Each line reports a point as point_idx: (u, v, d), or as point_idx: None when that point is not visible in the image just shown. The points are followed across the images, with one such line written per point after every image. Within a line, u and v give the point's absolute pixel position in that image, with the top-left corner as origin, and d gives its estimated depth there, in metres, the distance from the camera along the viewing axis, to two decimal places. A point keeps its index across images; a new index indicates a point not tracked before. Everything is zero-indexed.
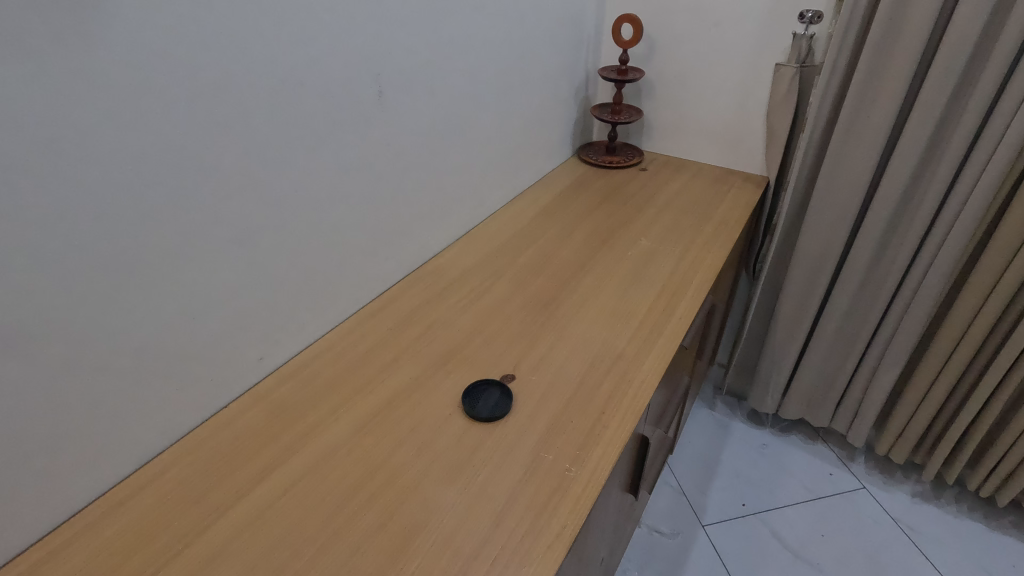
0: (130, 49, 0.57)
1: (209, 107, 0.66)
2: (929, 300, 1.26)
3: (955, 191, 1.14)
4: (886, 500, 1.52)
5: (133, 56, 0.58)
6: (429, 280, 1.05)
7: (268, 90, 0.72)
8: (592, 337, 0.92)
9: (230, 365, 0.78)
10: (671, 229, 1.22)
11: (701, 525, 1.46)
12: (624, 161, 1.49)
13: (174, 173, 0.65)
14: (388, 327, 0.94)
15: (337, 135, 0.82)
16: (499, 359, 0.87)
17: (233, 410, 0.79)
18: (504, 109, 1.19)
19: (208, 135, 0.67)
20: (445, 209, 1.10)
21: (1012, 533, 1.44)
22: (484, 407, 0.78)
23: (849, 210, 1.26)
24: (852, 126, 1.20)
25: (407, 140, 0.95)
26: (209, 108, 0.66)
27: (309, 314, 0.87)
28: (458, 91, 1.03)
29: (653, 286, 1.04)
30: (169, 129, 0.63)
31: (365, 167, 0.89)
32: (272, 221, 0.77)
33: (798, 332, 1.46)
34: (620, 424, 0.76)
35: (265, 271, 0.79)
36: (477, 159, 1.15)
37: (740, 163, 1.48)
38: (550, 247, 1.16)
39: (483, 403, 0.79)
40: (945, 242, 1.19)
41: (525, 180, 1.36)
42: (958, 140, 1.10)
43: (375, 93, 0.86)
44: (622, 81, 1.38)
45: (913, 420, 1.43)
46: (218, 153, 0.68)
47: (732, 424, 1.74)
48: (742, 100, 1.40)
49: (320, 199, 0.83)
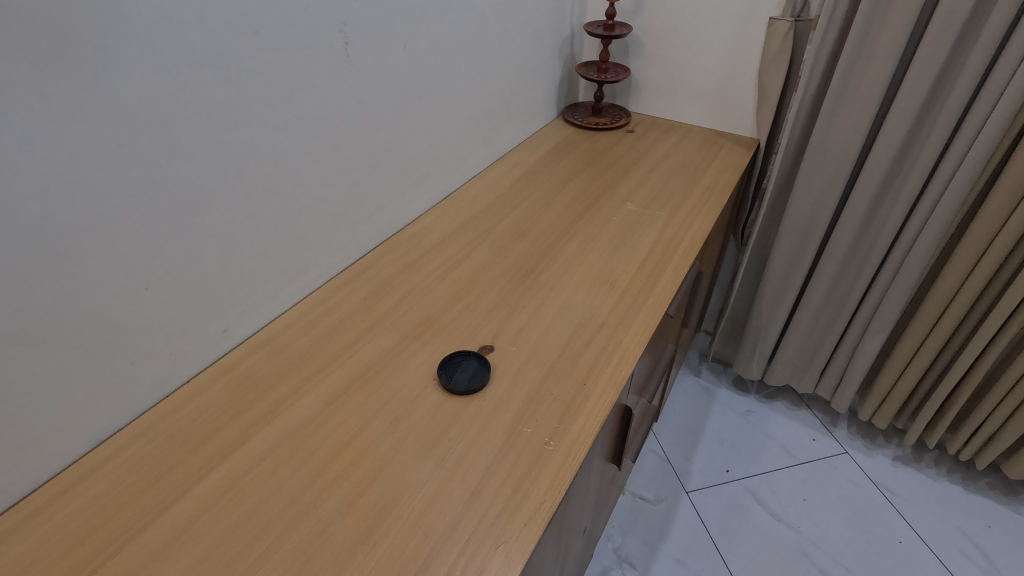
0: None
1: (161, 61, 0.60)
2: (918, 265, 1.24)
3: (951, 152, 1.10)
4: (866, 464, 1.54)
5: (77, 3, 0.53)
6: (405, 248, 1.00)
7: (224, 42, 0.65)
8: (574, 305, 0.88)
9: (192, 337, 0.74)
10: (658, 193, 1.18)
11: (685, 491, 1.47)
12: (611, 123, 1.43)
13: (123, 133, 0.59)
14: (361, 296, 0.89)
15: (299, 90, 0.76)
16: (477, 329, 0.84)
17: (198, 383, 0.75)
18: (483, 66, 1.12)
19: (157, 92, 0.61)
20: (422, 172, 1.05)
21: (990, 494, 1.46)
22: (461, 379, 0.75)
23: (841, 173, 1.23)
24: (847, 85, 1.15)
25: (377, 98, 0.89)
26: (160, 63, 0.60)
27: (277, 282, 0.83)
28: (433, 45, 0.97)
29: (638, 252, 1.01)
30: (115, 86, 0.57)
31: (333, 125, 0.83)
32: (230, 182, 0.71)
33: (785, 297, 1.44)
34: (601, 395, 0.74)
35: (227, 238, 0.73)
36: (455, 119, 1.10)
37: (730, 125, 1.43)
38: (532, 212, 1.11)
39: (460, 374, 0.76)
40: (938, 206, 1.16)
41: (508, 142, 1.31)
42: (955, 99, 1.06)
43: (341, 44, 0.80)
44: (609, 37, 1.31)
45: (898, 385, 1.43)
46: (171, 112, 0.63)
47: (717, 390, 1.73)
48: (733, 57, 1.34)
49: (285, 159, 0.78)
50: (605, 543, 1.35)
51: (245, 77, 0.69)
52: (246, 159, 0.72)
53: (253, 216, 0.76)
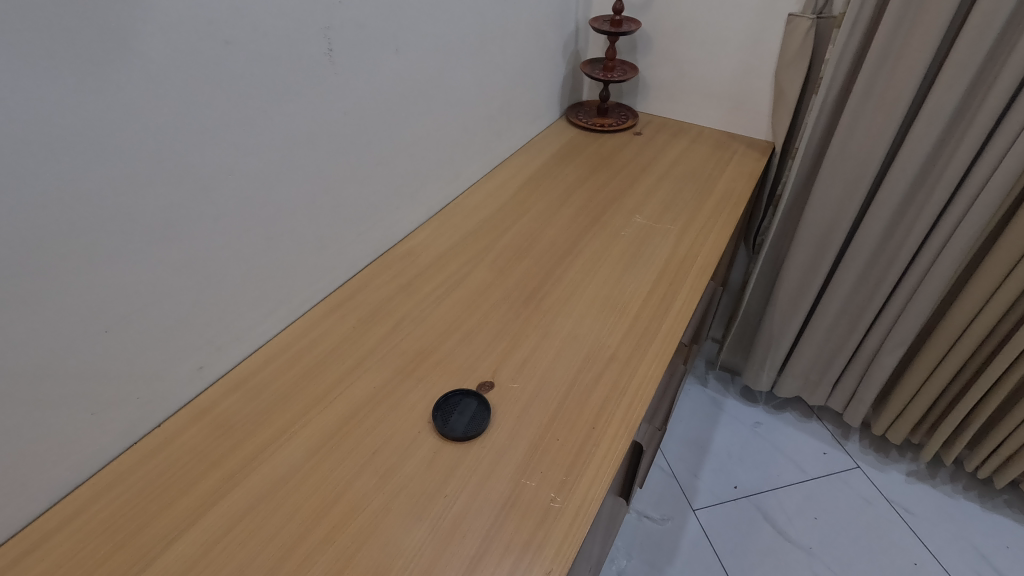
0: (19, 13, 0.46)
1: (121, 83, 0.54)
2: (941, 279, 1.17)
3: (983, 162, 1.03)
4: (879, 479, 1.48)
5: (19, 21, 0.46)
6: (399, 267, 0.93)
7: (192, 55, 0.58)
8: (581, 334, 0.82)
9: (162, 379, 0.67)
10: (669, 204, 1.11)
11: (692, 510, 1.41)
12: (617, 124, 1.36)
13: (78, 165, 0.53)
14: (351, 323, 0.83)
15: (279, 102, 0.69)
16: (476, 362, 0.77)
17: (171, 427, 0.69)
18: (482, 68, 1.04)
19: (118, 117, 0.54)
20: (416, 184, 0.97)
21: (1007, 512, 1.41)
22: (459, 422, 0.69)
23: (862, 181, 1.16)
24: (873, 88, 1.07)
25: (368, 109, 0.82)
26: (119, 84, 0.53)
27: (258, 312, 0.76)
28: (428, 48, 0.89)
29: (649, 271, 0.94)
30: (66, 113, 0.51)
31: (318, 139, 0.75)
32: (199, 208, 0.64)
33: (799, 308, 1.38)
34: (612, 441, 0.67)
35: (199, 269, 0.66)
36: (453, 127, 1.02)
37: (743, 127, 1.36)
38: (535, 225, 1.04)
39: (458, 416, 0.69)
40: (965, 218, 1.09)
41: (508, 147, 1.23)
42: (990, 106, 0.99)
43: (326, 51, 0.72)
44: (616, 34, 1.23)
45: (915, 400, 1.37)
46: (134, 137, 0.56)
47: (725, 400, 1.68)
48: (748, 56, 1.26)
49: (265, 179, 0.70)
50: (609, 565, 1.30)
51: (218, 91, 0.62)
52: (219, 183, 0.65)
53: (229, 243, 0.69)
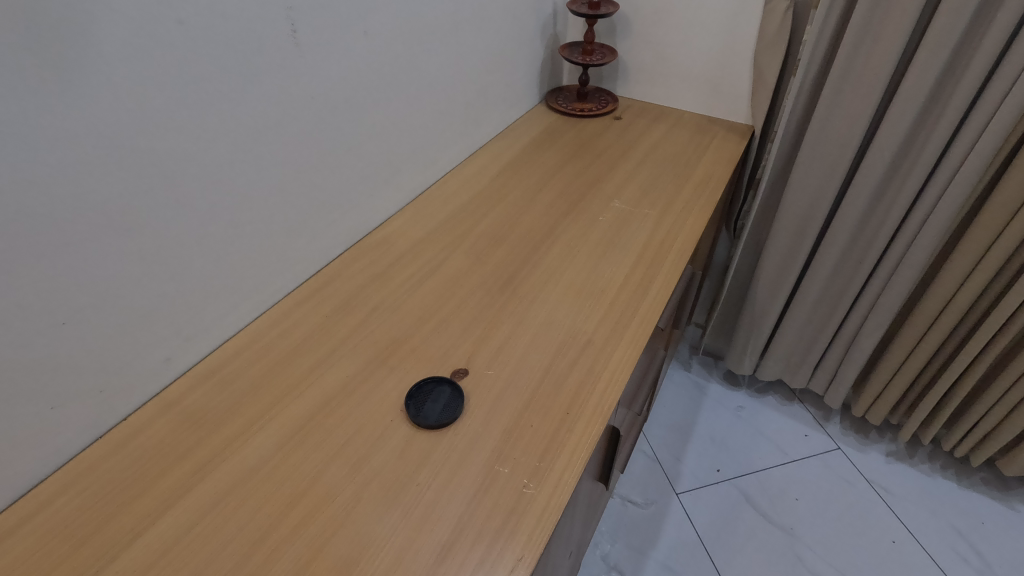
0: None
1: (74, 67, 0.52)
2: (918, 261, 1.18)
3: (959, 142, 1.03)
4: (859, 460, 1.50)
5: None
6: (374, 255, 0.92)
7: (148, 36, 0.56)
8: (557, 320, 0.81)
9: (127, 371, 0.66)
10: (647, 189, 1.10)
11: (675, 494, 1.42)
12: (597, 109, 1.34)
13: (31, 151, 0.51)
14: (324, 312, 0.81)
15: (242, 86, 0.67)
16: (451, 350, 0.76)
17: (138, 420, 0.67)
18: (457, 51, 1.03)
19: (72, 102, 0.53)
20: (391, 171, 0.96)
21: (984, 490, 1.44)
22: (432, 411, 0.68)
23: (840, 164, 1.16)
24: (850, 69, 1.07)
25: (336, 94, 0.80)
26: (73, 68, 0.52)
27: (226, 302, 0.75)
28: (399, 29, 0.87)
29: (626, 256, 0.93)
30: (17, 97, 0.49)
31: (284, 125, 0.74)
32: (158, 196, 0.62)
33: (779, 292, 1.38)
34: (587, 427, 0.67)
35: (162, 258, 0.65)
36: (427, 111, 1.00)
37: (723, 111, 1.35)
38: (512, 211, 1.03)
39: (432, 405, 0.69)
40: (941, 200, 1.10)
41: (486, 132, 1.21)
42: (965, 87, 0.99)
43: (289, 33, 0.70)
44: (594, 17, 1.22)
45: (893, 381, 1.39)
46: (90, 122, 0.54)
47: (708, 385, 1.69)
48: (728, 39, 1.25)
49: (229, 165, 0.69)
50: (593, 550, 1.31)
51: (176, 73, 0.60)
52: (180, 169, 0.63)
53: (193, 232, 0.67)
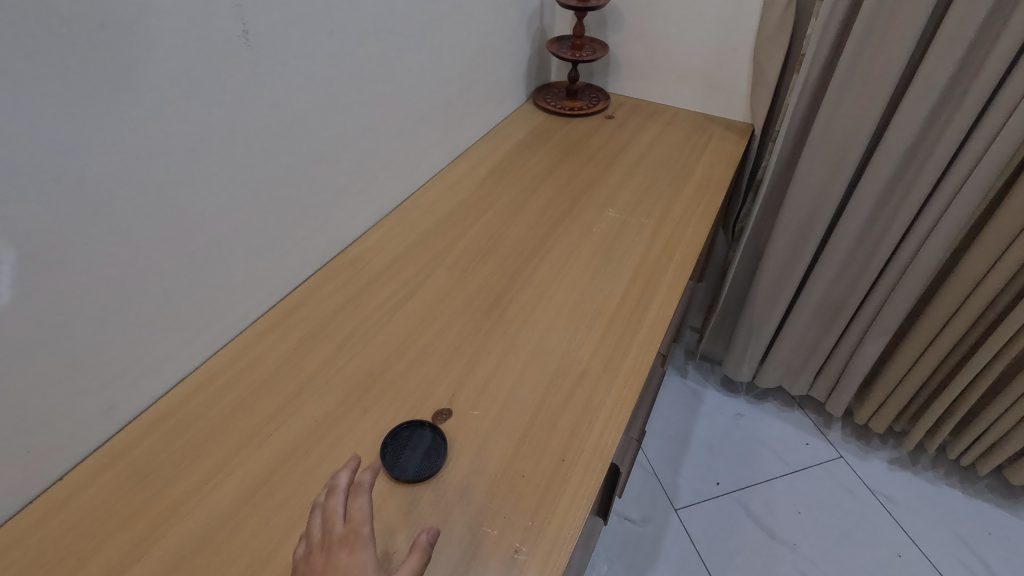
0: None
1: None
2: (927, 267, 1.12)
3: (973, 142, 0.97)
4: (862, 469, 1.45)
5: None
6: (347, 275, 0.84)
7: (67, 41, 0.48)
8: (549, 347, 0.74)
9: (63, 425, 0.58)
10: (643, 195, 1.03)
11: (673, 509, 1.37)
12: (588, 107, 1.26)
13: None
14: (291, 343, 0.74)
15: (187, 95, 0.58)
16: (432, 386, 0.69)
17: (78, 479, 0.60)
18: (435, 49, 0.94)
19: None
20: (366, 181, 0.88)
21: (989, 498, 1.40)
22: (411, 462, 0.61)
23: (846, 165, 1.09)
24: (858, 65, 1.00)
25: (299, 99, 0.71)
26: None
27: (178, 338, 0.67)
28: (369, 25, 0.78)
29: (623, 271, 0.86)
30: None
31: (239, 138, 0.65)
32: (88, 228, 0.54)
33: (780, 298, 1.32)
34: (583, 475, 0.60)
35: (97, 297, 0.57)
36: (404, 115, 0.92)
37: (720, 108, 1.28)
38: (499, 222, 0.95)
39: (407, 455, 0.61)
40: (953, 203, 1.03)
41: (470, 134, 1.13)
42: (981, 84, 0.92)
43: (240, 33, 0.61)
44: (584, 9, 1.13)
45: (898, 389, 1.34)
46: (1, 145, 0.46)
47: (705, 392, 1.63)
48: (725, 32, 1.18)
49: (175, 187, 0.60)
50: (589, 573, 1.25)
51: (104, 85, 0.51)
52: (114, 196, 0.55)
53: (134, 265, 0.59)
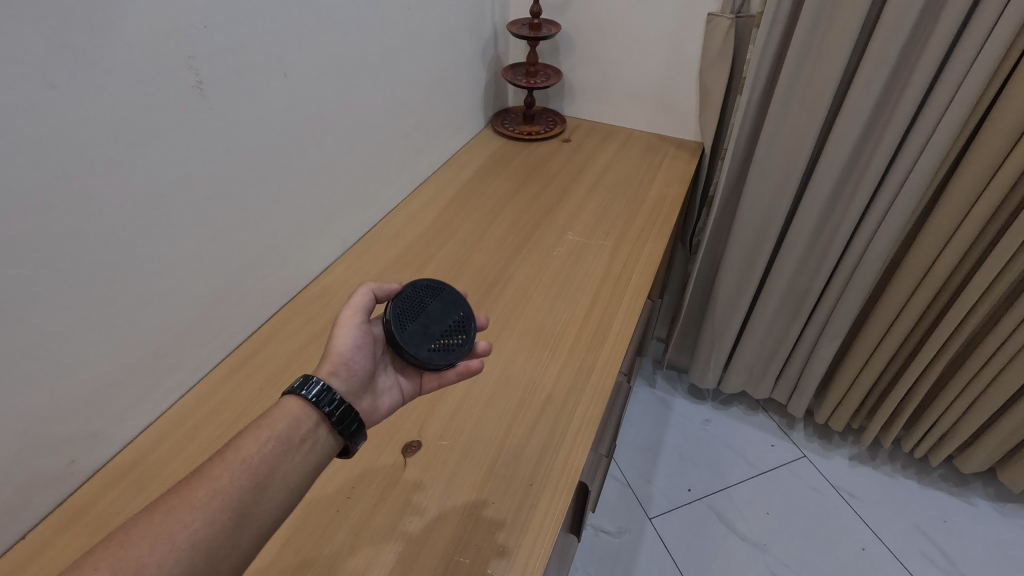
0: None
1: None
2: (871, 272, 1.18)
3: (903, 155, 1.03)
4: (825, 466, 1.51)
5: None
6: (312, 311, 0.85)
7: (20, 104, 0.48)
8: (514, 373, 0.76)
9: (23, 485, 0.57)
10: (601, 217, 1.06)
11: (648, 518, 1.40)
12: (545, 131, 1.30)
13: None
14: (257, 385, 0.74)
15: (132, 149, 0.58)
16: (401, 419, 0.70)
17: (41, 537, 0.59)
18: (391, 83, 0.96)
19: None
20: (325, 218, 0.89)
21: (943, 487, 1.47)
22: (413, 341, 0.60)
23: (791, 180, 1.14)
24: (794, 88, 1.06)
25: (255, 143, 0.72)
26: None
27: (139, 387, 0.66)
28: (321, 64, 0.80)
29: (583, 294, 0.89)
30: None
31: (196, 187, 0.66)
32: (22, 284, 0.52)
33: (739, 308, 1.37)
34: (552, 498, 0.63)
35: (52, 354, 0.56)
36: (362, 149, 0.93)
37: (671, 128, 1.33)
38: (462, 250, 0.97)
39: (441, 328, 0.63)
40: (890, 211, 1.09)
41: (430, 163, 1.16)
42: (907, 101, 0.97)
43: (193, 84, 0.62)
44: (535, 39, 1.17)
45: (853, 387, 1.40)
46: None
47: (673, 400, 1.67)
48: (671, 58, 1.23)
49: (126, 240, 0.60)
50: None
51: (37, 148, 0.51)
52: (62, 255, 0.55)
53: (91, 316, 0.58)
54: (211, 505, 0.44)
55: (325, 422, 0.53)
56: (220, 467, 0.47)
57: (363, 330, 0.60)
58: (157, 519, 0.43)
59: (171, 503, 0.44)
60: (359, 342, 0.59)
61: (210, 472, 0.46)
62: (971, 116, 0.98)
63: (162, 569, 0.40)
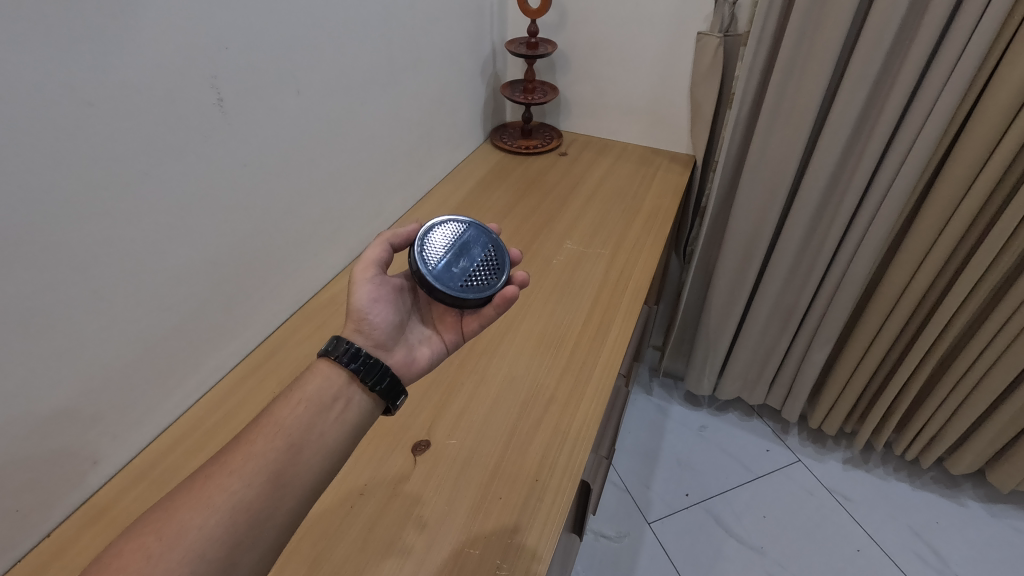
0: None
1: None
2: (858, 279, 1.22)
3: (886, 165, 1.07)
4: (819, 470, 1.54)
5: None
6: (322, 318, 0.88)
7: (55, 122, 0.52)
8: (518, 375, 0.79)
9: (50, 484, 0.59)
10: (598, 226, 1.10)
11: (647, 523, 1.42)
12: (542, 145, 1.35)
13: None
14: (270, 389, 0.77)
15: (155, 163, 0.61)
16: (410, 420, 0.73)
17: (65, 535, 0.61)
18: (396, 100, 1.00)
19: None
20: (333, 229, 0.92)
21: (934, 489, 1.50)
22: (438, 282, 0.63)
23: (780, 190, 1.19)
24: (781, 102, 1.11)
25: (269, 158, 0.76)
26: None
27: (158, 390, 0.69)
28: (331, 82, 0.84)
29: (583, 300, 0.92)
30: None
31: (214, 199, 0.69)
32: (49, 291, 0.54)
33: (732, 315, 1.41)
34: (556, 493, 0.65)
35: (78, 359, 0.59)
36: (368, 163, 0.97)
37: (664, 141, 1.38)
38: None
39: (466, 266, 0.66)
40: (875, 220, 1.13)
41: (432, 176, 1.19)
42: (888, 115, 1.01)
43: (214, 101, 0.66)
44: (533, 57, 1.22)
45: (845, 391, 1.43)
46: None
47: (670, 407, 1.70)
48: (663, 74, 1.28)
49: (150, 249, 0.63)
50: None
51: (69, 163, 0.53)
52: (90, 264, 0.57)
53: (116, 321, 0.61)
54: (248, 473, 0.48)
55: (355, 381, 0.57)
56: (258, 432, 0.51)
57: (379, 285, 0.63)
58: (202, 482, 0.47)
59: (212, 468, 0.48)
60: (378, 297, 0.63)
61: (251, 437, 0.51)
62: (950, 127, 1.02)
63: (203, 527, 0.45)
